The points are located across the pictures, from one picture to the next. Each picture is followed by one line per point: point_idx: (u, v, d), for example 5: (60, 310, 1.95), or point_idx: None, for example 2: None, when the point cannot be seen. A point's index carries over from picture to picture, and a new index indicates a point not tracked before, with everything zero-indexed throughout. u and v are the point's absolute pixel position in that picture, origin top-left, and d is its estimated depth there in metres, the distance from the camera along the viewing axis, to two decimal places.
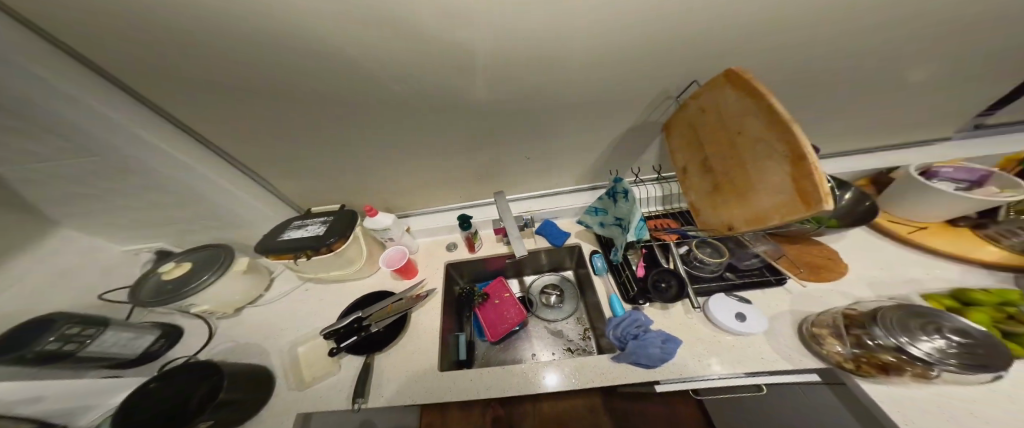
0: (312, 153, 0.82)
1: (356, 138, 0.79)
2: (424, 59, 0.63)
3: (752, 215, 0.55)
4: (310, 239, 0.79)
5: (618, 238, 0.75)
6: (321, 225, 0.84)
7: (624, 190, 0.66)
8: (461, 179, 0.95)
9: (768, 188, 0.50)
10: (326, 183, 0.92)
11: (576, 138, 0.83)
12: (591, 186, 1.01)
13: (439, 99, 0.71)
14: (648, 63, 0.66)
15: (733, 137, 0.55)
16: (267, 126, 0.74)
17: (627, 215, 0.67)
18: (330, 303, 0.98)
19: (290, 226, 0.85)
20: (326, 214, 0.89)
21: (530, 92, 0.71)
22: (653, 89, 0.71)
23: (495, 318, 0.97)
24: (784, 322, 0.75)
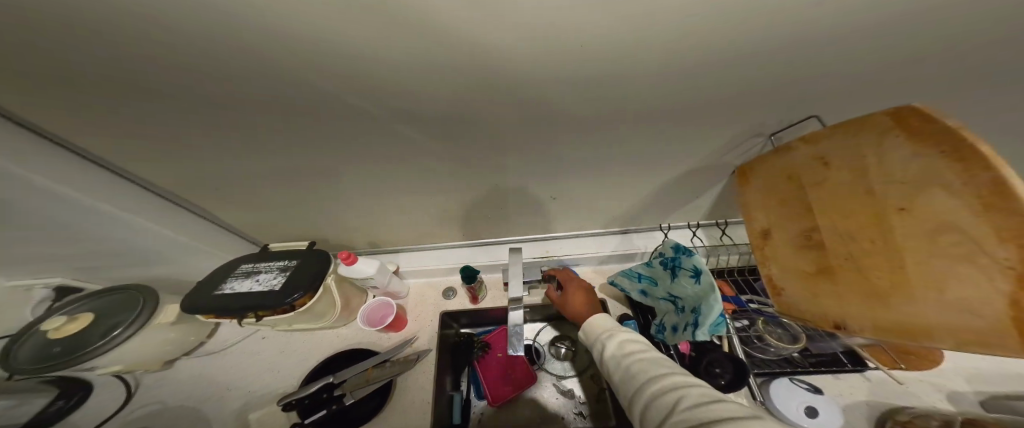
0: (275, 178, 0.63)
1: (337, 168, 0.60)
2: (433, 84, 0.43)
3: (892, 325, 0.39)
4: (270, 295, 0.60)
5: (667, 316, 0.62)
6: (279, 275, 0.64)
7: (693, 268, 0.52)
8: (466, 217, 0.76)
9: (950, 298, 0.34)
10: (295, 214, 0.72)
11: (616, 177, 0.65)
12: (618, 230, 0.88)
13: (449, 132, 0.51)
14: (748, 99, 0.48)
15: (885, 210, 0.38)
16: (215, 148, 0.54)
17: (692, 299, 0.53)
18: (287, 358, 0.76)
19: (234, 273, 0.65)
20: (288, 255, 0.68)
21: (574, 129, 0.52)
22: (739, 127, 0.54)
23: (497, 376, 0.76)
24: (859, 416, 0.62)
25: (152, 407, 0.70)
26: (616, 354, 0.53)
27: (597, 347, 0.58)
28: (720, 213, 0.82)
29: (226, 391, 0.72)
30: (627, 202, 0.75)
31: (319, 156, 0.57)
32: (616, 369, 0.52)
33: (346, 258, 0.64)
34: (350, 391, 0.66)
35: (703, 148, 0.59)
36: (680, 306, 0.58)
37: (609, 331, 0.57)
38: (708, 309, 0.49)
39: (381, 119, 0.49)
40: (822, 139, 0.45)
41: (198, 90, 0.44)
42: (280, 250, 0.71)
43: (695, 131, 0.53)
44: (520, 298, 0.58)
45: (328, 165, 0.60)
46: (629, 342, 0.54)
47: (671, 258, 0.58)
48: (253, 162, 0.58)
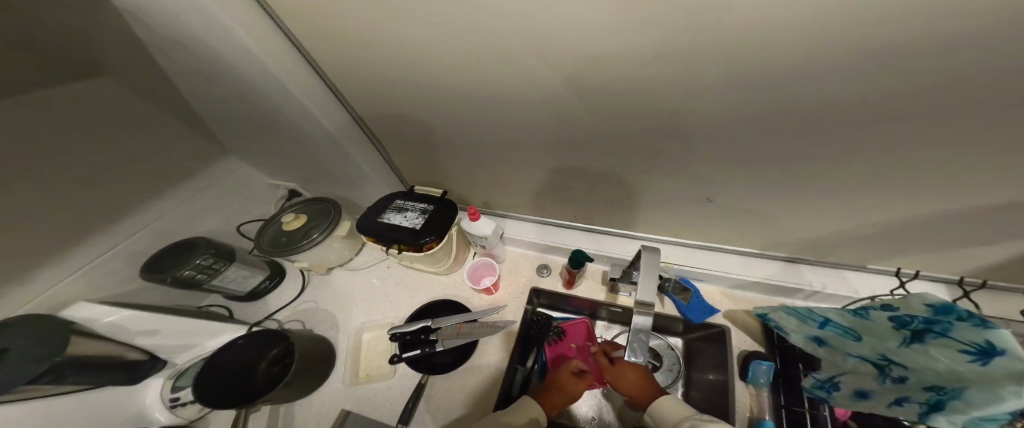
0: (428, 137, 0.71)
1: (477, 126, 0.61)
2: (616, 43, 0.38)
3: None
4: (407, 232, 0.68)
5: (851, 375, 0.44)
6: (419, 217, 0.71)
7: (977, 344, 0.30)
8: (589, 196, 0.71)
9: None
10: (433, 166, 0.81)
11: (809, 173, 0.49)
12: (778, 254, 0.68)
13: (608, 99, 0.46)
14: None
15: None
16: (388, 96, 0.62)
17: (935, 374, 0.34)
18: (400, 288, 0.88)
19: (389, 206, 0.75)
20: (427, 200, 0.75)
21: (780, 103, 0.40)
22: None
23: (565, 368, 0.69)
24: None
25: (308, 305, 0.91)
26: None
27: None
28: (968, 259, 0.55)
29: (354, 306, 0.88)
30: (813, 214, 0.56)
31: (470, 122, 0.61)
32: None
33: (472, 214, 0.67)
34: (441, 339, 0.69)
35: (998, 147, 0.38)
36: (892, 375, 0.39)
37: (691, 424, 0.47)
38: (976, 396, 0.31)
39: (535, 84, 0.48)
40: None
41: (398, 53, 0.50)
42: (421, 192, 0.79)
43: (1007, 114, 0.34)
44: (650, 304, 0.49)
45: (473, 131, 0.63)
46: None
47: (921, 318, 0.35)
48: (416, 121, 0.66)
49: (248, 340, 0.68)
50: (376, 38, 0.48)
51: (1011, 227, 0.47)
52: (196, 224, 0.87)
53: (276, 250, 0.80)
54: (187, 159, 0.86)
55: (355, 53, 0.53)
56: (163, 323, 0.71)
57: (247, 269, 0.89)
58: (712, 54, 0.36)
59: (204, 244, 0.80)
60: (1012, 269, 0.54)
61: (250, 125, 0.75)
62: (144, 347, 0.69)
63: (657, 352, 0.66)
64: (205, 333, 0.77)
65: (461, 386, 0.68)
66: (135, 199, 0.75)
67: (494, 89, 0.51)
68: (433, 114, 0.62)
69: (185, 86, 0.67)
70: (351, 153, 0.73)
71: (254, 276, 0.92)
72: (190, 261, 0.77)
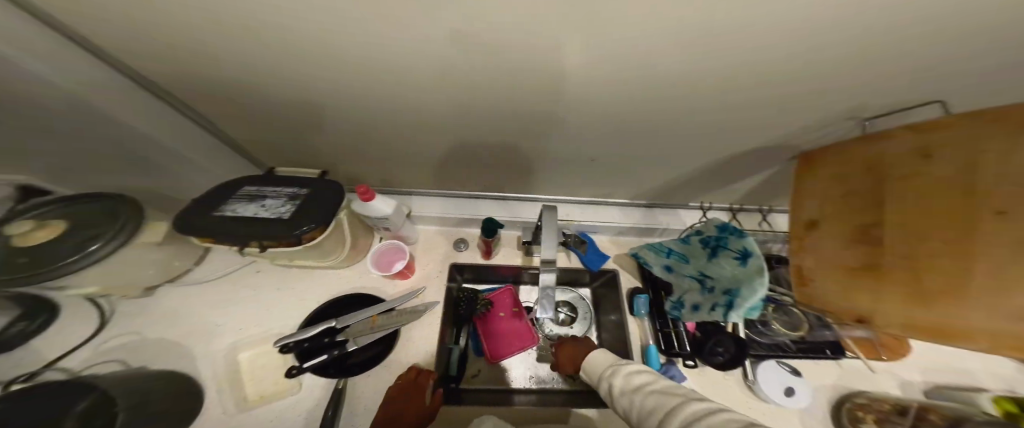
0: (279, 93, 0.53)
1: (354, 84, 0.50)
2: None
3: (931, 323, 0.40)
4: (261, 223, 0.51)
5: (688, 294, 0.62)
6: (288, 204, 0.55)
7: (742, 250, 0.52)
8: (495, 162, 0.70)
9: (980, 325, 0.37)
10: (300, 132, 0.64)
11: (669, 147, 0.62)
12: (647, 203, 0.86)
13: (501, 60, 0.43)
14: (848, 74, 0.43)
15: (964, 245, 0.37)
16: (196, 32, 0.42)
17: (729, 280, 0.54)
18: (281, 293, 0.71)
19: (234, 195, 0.56)
20: (295, 183, 0.59)
21: (650, 80, 0.45)
22: (826, 108, 0.50)
23: (498, 335, 0.76)
24: (826, 394, 0.68)
25: (126, 338, 0.65)
26: (626, 391, 0.52)
27: (604, 385, 0.56)
28: (753, 199, 0.80)
29: (212, 327, 0.67)
30: (668, 172, 0.71)
31: (337, 75, 0.48)
32: (629, 408, 0.50)
33: (363, 194, 0.57)
34: (353, 337, 0.63)
35: (772, 123, 0.54)
36: (708, 286, 0.58)
37: (614, 368, 0.56)
38: (748, 292, 0.49)
39: (422, 40, 0.40)
40: (944, 127, 0.40)
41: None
42: (286, 175, 0.62)
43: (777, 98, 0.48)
44: (553, 261, 0.55)
45: (347, 88, 0.51)
46: (634, 374, 0.53)
47: (715, 238, 0.57)
48: (252, 68, 0.48)
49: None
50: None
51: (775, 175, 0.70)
52: None
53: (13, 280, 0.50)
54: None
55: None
56: None
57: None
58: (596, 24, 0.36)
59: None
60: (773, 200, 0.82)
61: None
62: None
63: (573, 304, 0.82)
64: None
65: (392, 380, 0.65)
66: None
67: (364, 33, 0.40)
68: (275, 59, 0.46)
69: None
70: None
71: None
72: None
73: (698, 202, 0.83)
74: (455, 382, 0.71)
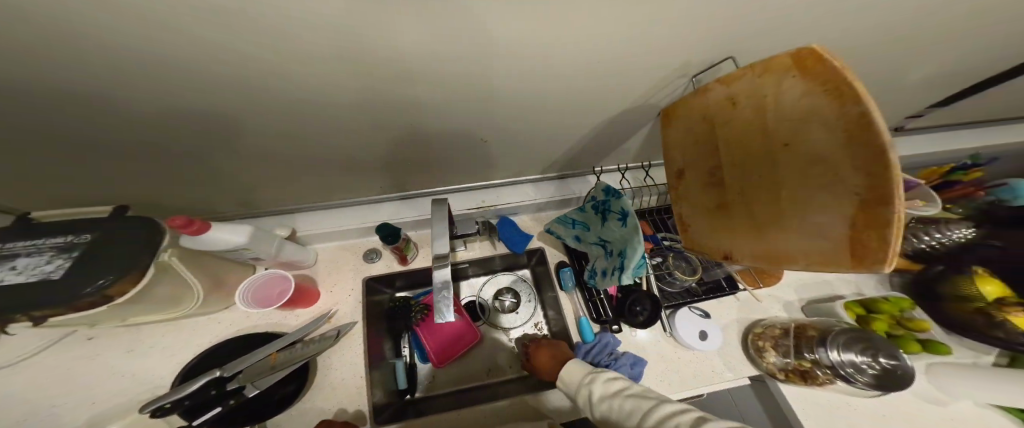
0: (52, 108, 0.43)
1: (159, 87, 0.42)
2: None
3: (765, 251, 0.47)
4: (50, 292, 0.41)
5: (597, 260, 0.66)
6: (58, 259, 0.44)
7: (621, 211, 0.55)
8: (378, 156, 0.65)
9: (789, 246, 0.43)
10: (122, 154, 0.54)
11: (548, 121, 0.64)
12: (555, 175, 0.88)
13: (314, 35, 0.38)
14: (671, 38, 0.46)
15: (774, 177, 0.43)
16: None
17: (619, 241, 0.57)
18: (156, 351, 0.61)
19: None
20: (69, 228, 0.47)
21: (494, 54, 0.45)
22: (667, 69, 0.54)
23: (440, 339, 0.75)
24: (733, 329, 0.78)
25: None
26: (605, 396, 0.55)
27: (582, 393, 0.58)
28: (641, 156, 0.87)
29: (57, 411, 0.55)
30: (557, 144, 0.74)
31: (114, 74, 0.40)
32: (607, 413, 0.53)
33: (186, 226, 0.47)
34: (252, 382, 0.56)
35: (626, 89, 0.57)
36: (609, 250, 0.62)
37: (592, 375, 0.58)
38: (632, 250, 0.53)
39: (212, 26, 0.35)
40: (736, 80, 0.45)
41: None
42: (57, 220, 0.49)
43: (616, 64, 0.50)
44: (445, 254, 0.53)
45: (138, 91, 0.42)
46: (611, 381, 0.57)
47: (602, 203, 0.61)
48: None
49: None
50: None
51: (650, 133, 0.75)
52: None
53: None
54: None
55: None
56: None
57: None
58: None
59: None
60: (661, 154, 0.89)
61: None
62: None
63: (515, 290, 0.85)
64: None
65: (317, 413, 0.60)
66: None
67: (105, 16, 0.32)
68: (10, 66, 0.36)
69: None
70: None
71: None
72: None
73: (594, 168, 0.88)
74: (408, 394, 0.70)
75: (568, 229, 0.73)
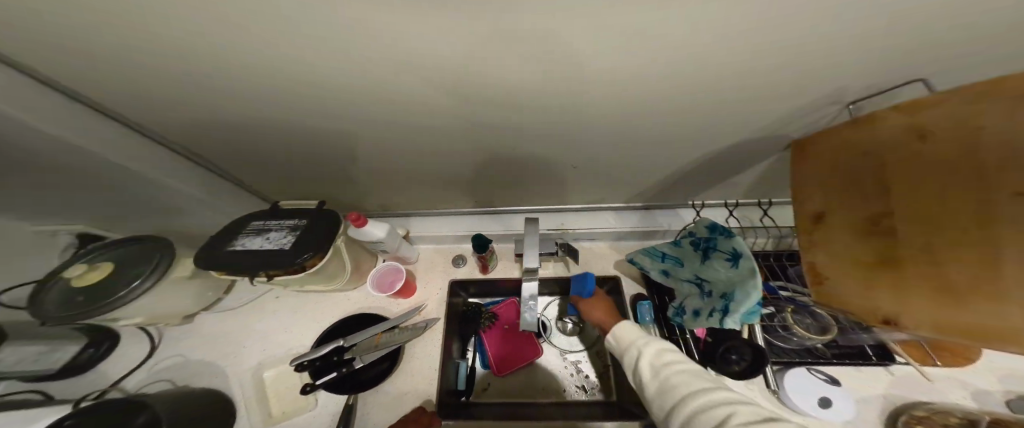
0: (269, 137, 0.59)
1: (336, 128, 0.56)
2: (431, 37, 0.36)
3: (958, 317, 0.34)
4: (275, 255, 0.57)
5: (688, 299, 0.57)
6: (289, 235, 0.61)
7: (732, 251, 0.48)
8: (476, 177, 0.71)
9: (1008, 315, 0.30)
10: (295, 167, 0.70)
11: (643, 151, 0.62)
12: (643, 204, 0.82)
13: (452, 88, 0.45)
14: (806, 62, 0.41)
15: (979, 216, 0.32)
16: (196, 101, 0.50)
17: (724, 283, 0.49)
18: (298, 316, 0.78)
19: (245, 230, 0.62)
20: (296, 214, 0.65)
21: (601, 92, 0.46)
22: (798, 94, 0.47)
23: (507, 349, 0.76)
24: (876, 407, 0.60)
25: (173, 360, 0.75)
26: (654, 364, 0.53)
27: (630, 352, 0.56)
28: (757, 190, 0.75)
29: (238, 349, 0.75)
30: (654, 172, 0.69)
31: (310, 116, 0.53)
32: (654, 378, 0.52)
33: (356, 220, 0.62)
34: (359, 355, 0.66)
35: (748, 114, 0.51)
36: (706, 290, 0.53)
37: (646, 340, 0.56)
38: (742, 295, 0.44)
39: (375, 87, 0.45)
40: (931, 105, 0.37)
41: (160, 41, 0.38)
42: (289, 206, 0.68)
43: (738, 92, 0.46)
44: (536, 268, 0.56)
45: (321, 127, 0.56)
46: (665, 352, 0.54)
47: (705, 239, 0.53)
48: (240, 123, 0.55)
49: (80, 417, 0.54)
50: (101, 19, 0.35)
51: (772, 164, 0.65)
52: None
53: (78, 314, 0.59)
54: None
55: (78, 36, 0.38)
56: None
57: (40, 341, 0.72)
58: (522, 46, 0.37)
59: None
60: (783, 191, 0.75)
61: None
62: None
63: (580, 314, 0.80)
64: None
65: (402, 394, 0.67)
66: None
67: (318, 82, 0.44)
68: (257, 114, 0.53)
69: None
70: None
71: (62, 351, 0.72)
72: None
73: (692, 200, 0.79)
74: (464, 395, 0.72)
75: (653, 261, 0.63)
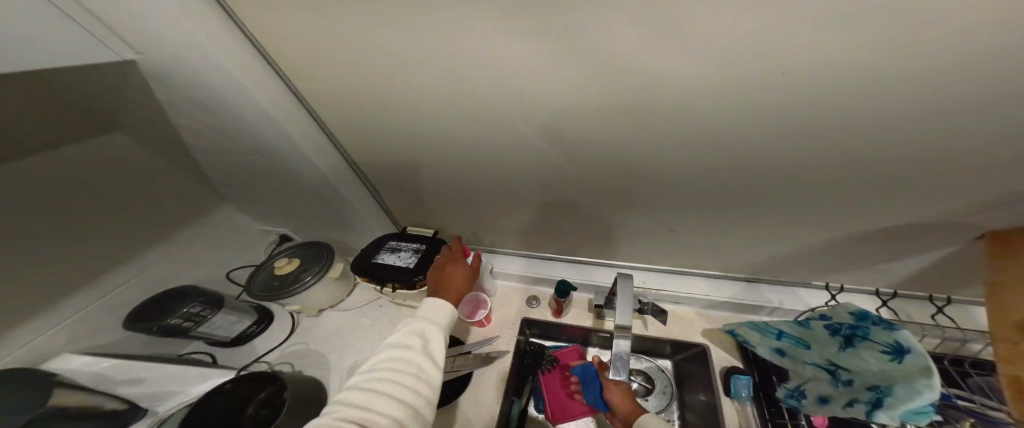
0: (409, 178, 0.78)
1: (457, 177, 0.71)
2: (558, 106, 0.47)
3: None
4: (402, 271, 0.71)
5: (811, 383, 0.48)
6: (412, 254, 0.76)
7: (891, 345, 0.38)
8: (562, 227, 0.76)
9: None
10: (418, 204, 0.87)
11: (745, 214, 0.59)
12: (745, 277, 0.73)
13: (559, 145, 0.54)
14: (952, 120, 0.37)
15: None
16: (373, 153, 0.71)
17: (874, 375, 0.40)
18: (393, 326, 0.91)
19: (383, 247, 0.79)
20: (417, 240, 0.80)
21: (699, 151, 0.49)
22: (951, 157, 0.41)
23: (562, 396, 0.70)
24: None
25: (298, 346, 0.92)
26: None
27: None
28: (910, 274, 0.60)
29: (344, 347, 0.89)
30: (759, 238, 0.63)
31: (443, 166, 0.69)
32: None
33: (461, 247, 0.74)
34: None
35: (882, 180, 0.46)
36: (843, 379, 0.43)
37: None
38: (907, 394, 0.36)
39: (496, 145, 0.58)
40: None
41: (380, 116, 0.58)
42: (413, 233, 0.85)
43: (867, 153, 0.43)
44: (628, 326, 0.56)
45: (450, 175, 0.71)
46: None
47: (847, 324, 0.42)
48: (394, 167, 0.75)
49: (237, 383, 0.68)
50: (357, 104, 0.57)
51: (924, 241, 0.54)
52: (186, 274, 0.90)
53: (268, 296, 0.83)
54: (185, 211, 0.94)
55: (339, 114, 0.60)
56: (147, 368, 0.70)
57: (231, 315, 0.91)
58: (632, 111, 0.45)
59: (195, 293, 0.84)
60: (956, 283, 0.58)
61: (249, 176, 0.84)
62: (122, 397, 0.67)
63: (648, 374, 0.67)
64: (190, 381, 0.73)
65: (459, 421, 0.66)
66: (135, 244, 0.81)
67: (465, 140, 0.59)
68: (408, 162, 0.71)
69: (190, 145, 0.76)
70: (347, 198, 0.82)
71: (240, 322, 0.93)
72: (181, 308, 0.80)
73: (820, 282, 0.67)
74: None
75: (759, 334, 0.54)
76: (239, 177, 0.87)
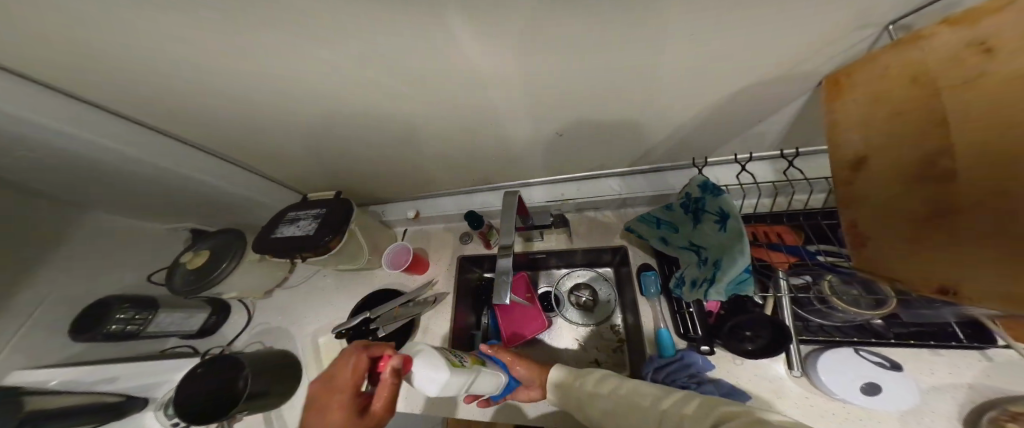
0: (276, 141, 0.66)
1: (324, 127, 0.61)
2: (367, 25, 0.37)
3: None
4: (303, 240, 0.67)
5: (686, 268, 0.50)
6: (312, 223, 0.70)
7: (720, 212, 0.41)
8: (465, 161, 0.71)
9: None
10: (310, 167, 0.77)
11: (637, 113, 0.54)
12: (654, 169, 0.73)
13: (405, 75, 0.45)
14: None
15: None
16: (211, 119, 0.58)
17: (716, 249, 0.42)
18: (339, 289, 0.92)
19: (283, 220, 0.73)
20: (319, 205, 0.73)
21: (557, 58, 0.42)
22: (824, 16, 0.36)
23: (507, 324, 0.78)
24: (946, 399, 0.49)
25: (262, 326, 0.94)
26: (599, 401, 0.52)
27: (574, 401, 0.55)
28: (795, 141, 0.60)
29: (300, 319, 0.91)
30: (657, 133, 0.60)
31: (299, 118, 0.58)
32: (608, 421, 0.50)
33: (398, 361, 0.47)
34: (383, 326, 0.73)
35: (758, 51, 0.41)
36: (701, 257, 0.46)
37: (581, 380, 0.56)
38: (732, 262, 0.38)
39: (336, 85, 0.48)
40: (992, 13, 0.28)
41: (171, 65, 0.44)
42: (315, 198, 0.77)
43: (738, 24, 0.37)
44: (510, 245, 0.56)
45: (309, 128, 0.61)
46: (606, 385, 0.54)
47: (697, 199, 0.46)
48: (249, 132, 0.63)
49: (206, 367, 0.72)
50: (115, 56, 0.43)
51: (811, 110, 0.52)
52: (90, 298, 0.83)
53: (199, 286, 0.79)
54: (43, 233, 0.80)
55: (108, 69, 0.44)
56: (118, 368, 0.79)
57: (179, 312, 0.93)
58: (457, 20, 0.35)
59: (124, 298, 0.86)
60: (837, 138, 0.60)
61: (84, 183, 0.69)
62: (109, 393, 0.78)
63: (594, 287, 0.79)
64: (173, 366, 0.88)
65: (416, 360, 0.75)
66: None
67: (299, 87, 0.48)
68: (256, 122, 0.59)
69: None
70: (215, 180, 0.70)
71: (197, 315, 0.97)
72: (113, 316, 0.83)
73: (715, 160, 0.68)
74: None
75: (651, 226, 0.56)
76: (75, 186, 0.72)
